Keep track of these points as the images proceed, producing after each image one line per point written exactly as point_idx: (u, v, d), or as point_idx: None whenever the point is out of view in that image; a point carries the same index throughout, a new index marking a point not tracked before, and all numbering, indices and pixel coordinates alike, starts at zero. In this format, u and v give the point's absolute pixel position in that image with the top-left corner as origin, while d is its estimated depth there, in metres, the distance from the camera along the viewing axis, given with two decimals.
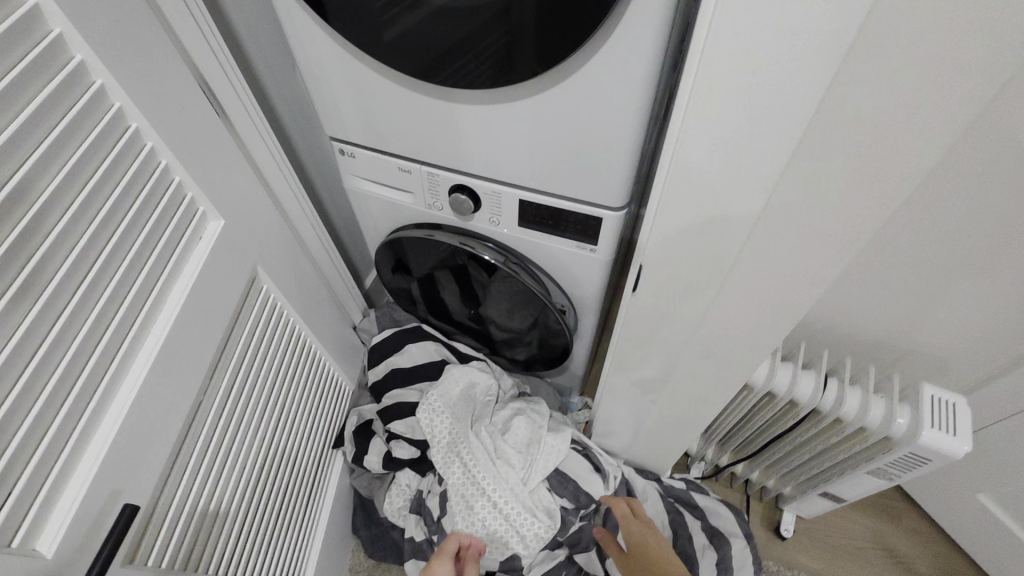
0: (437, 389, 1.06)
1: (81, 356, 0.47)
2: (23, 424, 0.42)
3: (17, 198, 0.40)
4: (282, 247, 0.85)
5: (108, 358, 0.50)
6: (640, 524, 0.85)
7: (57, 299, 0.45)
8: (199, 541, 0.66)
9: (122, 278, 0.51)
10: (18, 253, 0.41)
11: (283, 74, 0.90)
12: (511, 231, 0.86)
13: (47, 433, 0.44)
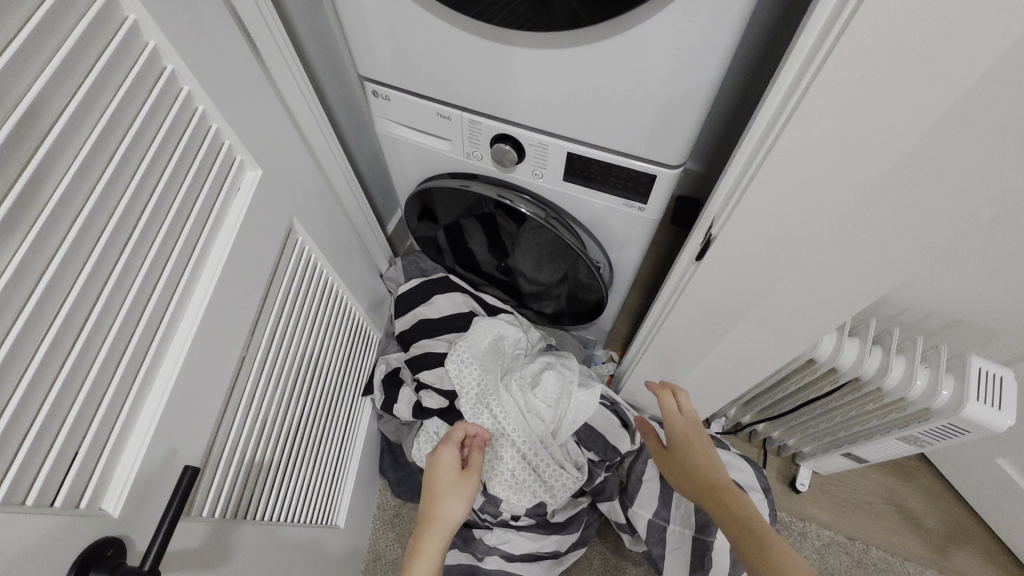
0: (465, 340, 1.05)
1: (133, 318, 0.45)
2: (83, 389, 0.41)
3: (54, 157, 0.37)
4: (314, 195, 0.82)
5: (158, 317, 0.48)
6: (688, 425, 0.83)
7: (104, 262, 0.42)
8: (247, 488, 0.67)
9: (166, 236, 0.49)
10: (61, 215, 0.38)
11: (310, 5, 0.83)
12: (554, 185, 0.82)
13: (106, 396, 0.43)
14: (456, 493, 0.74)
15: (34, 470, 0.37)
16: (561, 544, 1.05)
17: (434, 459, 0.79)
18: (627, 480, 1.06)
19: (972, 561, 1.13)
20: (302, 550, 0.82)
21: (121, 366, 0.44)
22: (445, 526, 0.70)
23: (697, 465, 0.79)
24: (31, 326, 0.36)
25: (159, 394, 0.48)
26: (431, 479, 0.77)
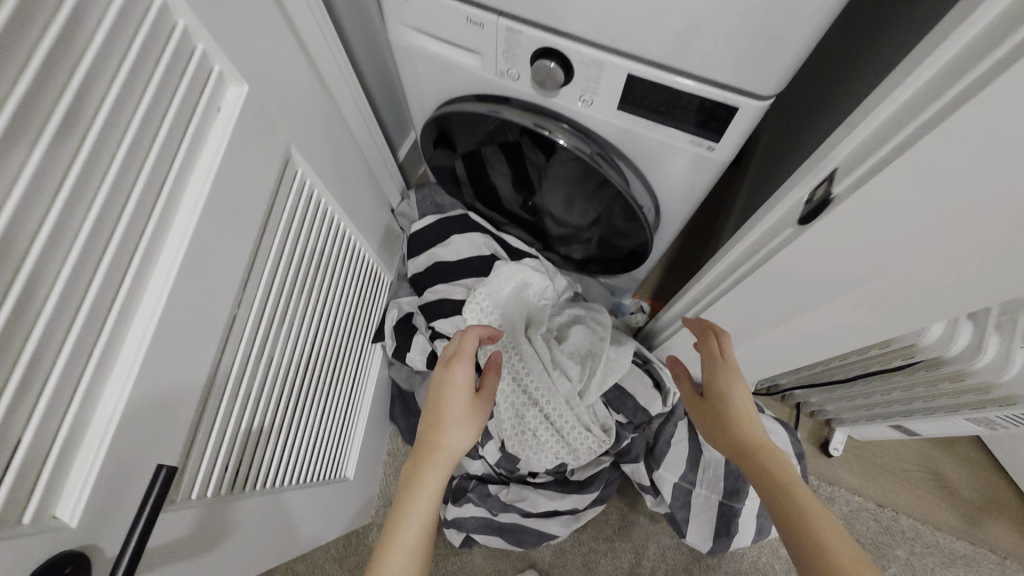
0: (486, 286, 0.94)
1: (76, 290, 0.34)
2: (12, 381, 0.31)
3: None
4: (317, 117, 0.68)
5: (117, 278, 0.38)
6: (730, 376, 0.72)
7: (24, 219, 0.30)
8: (245, 459, 0.59)
9: (118, 178, 0.36)
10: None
11: None
12: (604, 115, 0.67)
13: (48, 387, 0.33)
14: (464, 427, 0.66)
15: None
16: (579, 502, 1.00)
17: (446, 379, 0.68)
18: (654, 442, 0.98)
19: (1004, 534, 1.08)
20: (308, 510, 0.76)
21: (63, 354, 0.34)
22: (447, 462, 0.64)
23: (734, 420, 0.71)
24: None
25: (118, 383, 0.38)
26: (439, 399, 0.68)
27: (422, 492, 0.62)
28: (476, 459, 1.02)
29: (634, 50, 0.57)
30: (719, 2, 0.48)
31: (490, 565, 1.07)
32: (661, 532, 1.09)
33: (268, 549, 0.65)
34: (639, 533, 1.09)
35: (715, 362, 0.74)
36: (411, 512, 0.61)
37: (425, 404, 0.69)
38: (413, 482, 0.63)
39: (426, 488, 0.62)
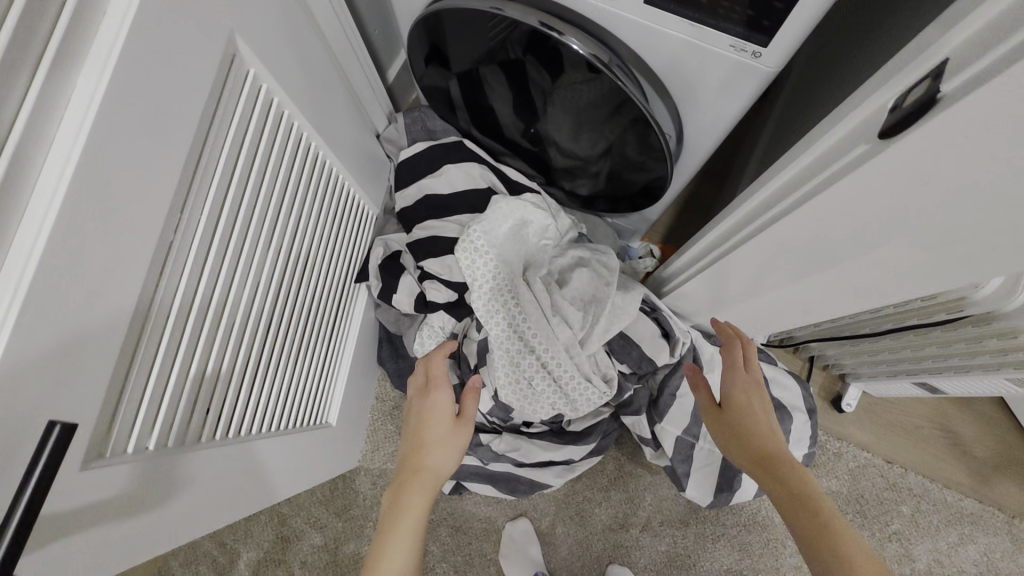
0: (481, 223, 0.84)
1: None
2: None
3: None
4: (276, 8, 0.56)
5: None
6: (751, 385, 0.67)
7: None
8: (202, 407, 0.52)
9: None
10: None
11: None
12: (628, 12, 0.56)
13: None
14: (445, 443, 0.63)
15: None
16: (575, 453, 0.96)
17: (425, 402, 0.66)
18: (657, 392, 0.92)
19: (1015, 493, 1.04)
20: (282, 461, 0.70)
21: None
22: (433, 483, 0.61)
23: (754, 431, 0.64)
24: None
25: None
26: (418, 425, 0.65)
27: (407, 516, 0.58)
28: None
29: None
30: None
31: (480, 512, 1.04)
32: (658, 484, 1.05)
33: (234, 502, 0.59)
34: (636, 484, 1.05)
35: (737, 368, 0.68)
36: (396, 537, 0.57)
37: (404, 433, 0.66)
38: (396, 508, 0.59)
39: (410, 511, 0.58)
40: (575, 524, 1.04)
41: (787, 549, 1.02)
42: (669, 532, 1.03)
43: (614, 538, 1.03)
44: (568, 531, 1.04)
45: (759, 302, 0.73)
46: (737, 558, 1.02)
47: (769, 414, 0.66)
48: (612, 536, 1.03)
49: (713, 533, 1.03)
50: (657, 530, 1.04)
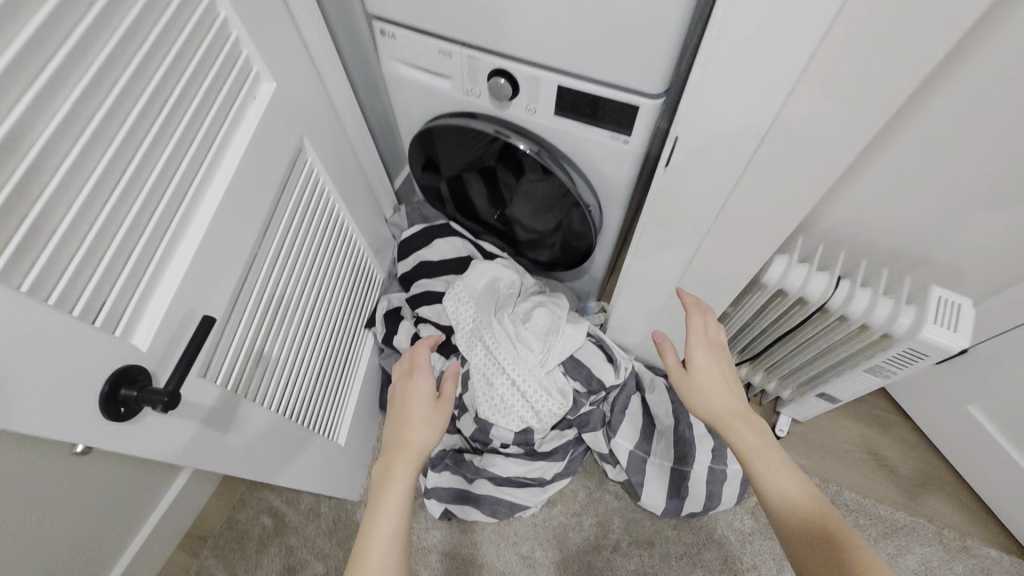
0: (463, 280, 1.12)
1: (153, 202, 0.52)
2: (123, 226, 0.49)
3: (91, 37, 0.44)
4: (325, 127, 0.88)
5: (187, 184, 0.56)
6: (713, 348, 0.82)
7: (129, 142, 0.48)
8: (254, 377, 0.74)
9: (183, 135, 0.55)
10: (94, 91, 0.45)
11: None
12: (546, 121, 0.87)
13: (140, 241, 0.51)
14: (427, 419, 0.73)
15: (86, 281, 0.46)
16: (545, 471, 1.12)
17: (409, 384, 0.76)
18: (610, 416, 1.10)
19: (942, 507, 1.17)
20: (301, 450, 0.89)
21: (147, 236, 0.51)
22: (416, 456, 0.70)
23: (714, 388, 0.80)
24: (62, 185, 0.42)
25: (173, 272, 0.55)
26: (403, 407, 0.75)
27: (394, 486, 0.67)
28: (453, 433, 1.17)
29: (557, 66, 0.77)
30: (605, 29, 0.68)
31: (467, 538, 1.16)
32: (625, 508, 1.19)
33: (270, 460, 0.79)
34: (605, 507, 1.19)
35: (700, 331, 0.83)
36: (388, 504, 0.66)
37: (390, 415, 0.76)
38: (385, 482, 0.67)
39: (398, 483, 0.67)
40: (552, 547, 1.15)
41: (745, 564, 1.13)
42: (636, 552, 1.15)
43: (587, 559, 1.14)
44: (546, 554, 1.15)
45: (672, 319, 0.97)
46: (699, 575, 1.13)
47: (729, 371, 0.81)
48: (586, 557, 1.14)
49: (676, 552, 1.15)
50: (626, 551, 1.15)
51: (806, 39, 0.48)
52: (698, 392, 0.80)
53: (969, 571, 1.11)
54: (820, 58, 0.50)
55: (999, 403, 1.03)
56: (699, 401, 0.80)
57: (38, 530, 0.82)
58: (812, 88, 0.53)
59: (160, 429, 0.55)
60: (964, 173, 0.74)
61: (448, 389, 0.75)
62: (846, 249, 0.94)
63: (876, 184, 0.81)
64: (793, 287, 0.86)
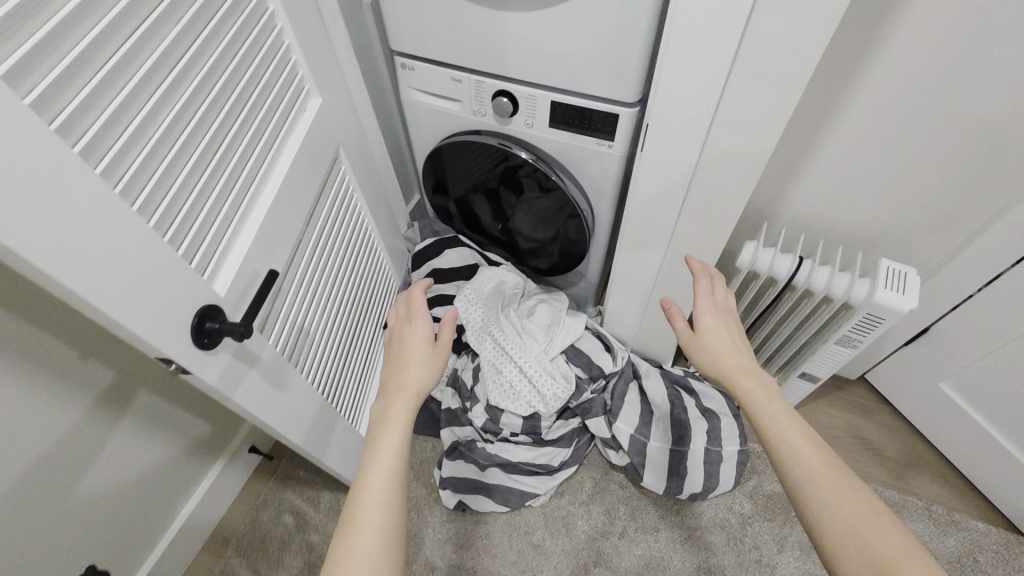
0: (472, 284, 1.20)
1: (231, 179, 0.66)
2: (212, 194, 0.62)
3: (202, 48, 0.59)
4: (356, 142, 1.03)
5: (256, 169, 0.70)
6: (720, 311, 0.79)
7: (221, 128, 0.63)
8: (294, 347, 0.85)
9: (255, 130, 0.69)
10: (202, 86, 0.59)
11: (358, 16, 1.03)
12: (542, 133, 1.03)
13: (223, 207, 0.64)
14: (426, 361, 0.79)
15: (187, 231, 0.58)
16: (552, 457, 1.21)
17: (408, 328, 0.82)
18: (610, 403, 1.20)
19: (928, 485, 1.25)
20: (328, 425, 0.98)
21: (228, 204, 0.65)
22: (416, 391, 0.76)
23: (723, 349, 0.75)
24: (178, 154, 0.56)
25: (245, 237, 0.68)
26: (402, 348, 0.82)
27: (394, 417, 0.73)
28: (466, 425, 1.24)
29: (550, 84, 0.94)
30: (586, 52, 0.85)
31: (479, 529, 1.21)
32: (630, 496, 1.25)
33: (308, 429, 0.89)
34: (610, 496, 1.25)
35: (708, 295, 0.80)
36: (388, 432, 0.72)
37: (389, 356, 0.82)
38: (386, 414, 0.73)
39: (398, 414, 0.73)
40: (562, 536, 1.20)
41: (747, 544, 1.18)
42: (643, 538, 1.19)
43: (596, 546, 1.18)
44: (556, 542, 1.19)
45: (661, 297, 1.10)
46: (704, 557, 1.17)
47: (738, 334, 0.77)
48: (596, 544, 1.19)
49: (680, 536, 1.19)
50: (633, 536, 1.19)
51: (725, 48, 0.63)
52: (706, 354, 0.76)
53: (960, 544, 1.16)
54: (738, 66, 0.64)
55: (963, 375, 1.13)
56: (706, 363, 0.76)
57: (87, 498, 0.92)
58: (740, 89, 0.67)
59: (230, 368, 0.66)
60: (885, 152, 0.90)
61: (445, 331, 0.81)
62: (805, 231, 1.09)
63: (821, 169, 0.97)
64: (762, 267, 1.00)
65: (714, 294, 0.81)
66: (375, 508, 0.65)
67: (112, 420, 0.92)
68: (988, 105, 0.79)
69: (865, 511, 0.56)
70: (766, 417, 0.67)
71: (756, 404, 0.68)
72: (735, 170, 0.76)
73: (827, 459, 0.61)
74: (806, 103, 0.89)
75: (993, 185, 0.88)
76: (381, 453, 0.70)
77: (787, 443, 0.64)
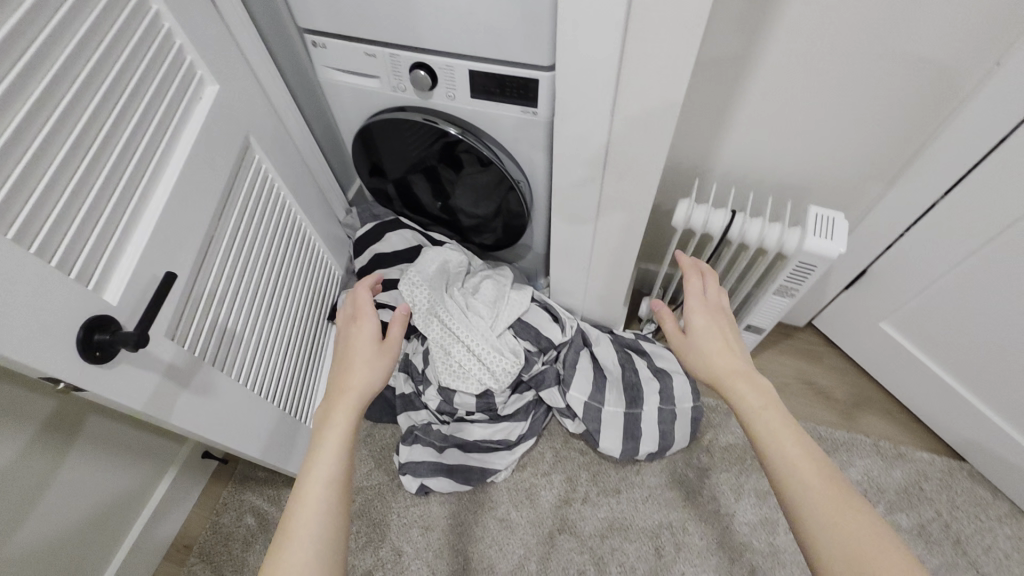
0: (415, 266, 1.17)
1: (113, 180, 0.61)
2: (89, 198, 0.58)
3: (56, 38, 0.53)
4: (271, 130, 0.98)
5: (144, 167, 0.66)
6: (711, 311, 0.78)
7: (93, 125, 0.58)
8: (221, 351, 0.83)
9: (137, 125, 0.64)
10: (62, 79, 0.54)
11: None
12: (464, 104, 1.00)
13: (107, 209, 0.60)
14: (375, 360, 0.75)
15: (59, 240, 0.54)
16: (510, 433, 1.21)
17: (352, 327, 0.77)
18: (563, 373, 1.20)
19: (876, 422, 1.29)
20: (272, 423, 0.96)
21: (112, 206, 0.61)
22: (359, 395, 0.71)
23: (714, 349, 0.74)
24: (39, 158, 0.52)
25: (137, 239, 0.64)
26: (347, 349, 0.76)
27: (334, 428, 0.67)
28: (421, 409, 1.24)
29: (466, 53, 0.90)
30: (495, 15, 0.82)
31: (443, 510, 1.21)
32: (590, 461, 1.26)
33: (247, 432, 0.87)
34: (572, 464, 1.26)
35: (698, 294, 0.80)
36: (323, 449, 0.66)
37: (333, 358, 0.77)
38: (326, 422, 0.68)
39: (338, 422, 0.68)
40: (527, 507, 1.21)
41: (705, 497, 1.21)
42: (605, 501, 1.21)
43: (561, 513, 1.20)
44: (521, 515, 1.20)
45: (600, 264, 1.10)
46: (666, 513, 1.19)
47: (731, 334, 0.76)
48: (560, 511, 1.20)
49: (642, 495, 1.22)
50: (595, 500, 1.21)
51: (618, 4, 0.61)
52: (696, 354, 0.75)
53: (907, 475, 1.22)
54: (636, 20, 0.62)
55: (900, 314, 1.16)
56: (696, 363, 0.75)
57: (43, 526, 0.88)
58: (641, 45, 0.65)
59: (136, 379, 0.63)
60: (807, 98, 0.90)
61: (396, 328, 0.77)
62: (737, 184, 1.10)
63: (747, 120, 0.97)
64: (697, 225, 0.99)
65: (706, 294, 0.80)
66: (308, 534, 0.59)
67: (59, 451, 0.88)
68: (904, 40, 0.79)
69: (862, 526, 0.53)
70: (756, 422, 0.65)
71: (748, 407, 0.67)
72: (652, 127, 0.75)
73: (821, 467, 0.59)
74: (727, 53, 0.87)
75: (914, 122, 0.89)
76: (318, 466, 0.64)
77: (779, 450, 0.61)
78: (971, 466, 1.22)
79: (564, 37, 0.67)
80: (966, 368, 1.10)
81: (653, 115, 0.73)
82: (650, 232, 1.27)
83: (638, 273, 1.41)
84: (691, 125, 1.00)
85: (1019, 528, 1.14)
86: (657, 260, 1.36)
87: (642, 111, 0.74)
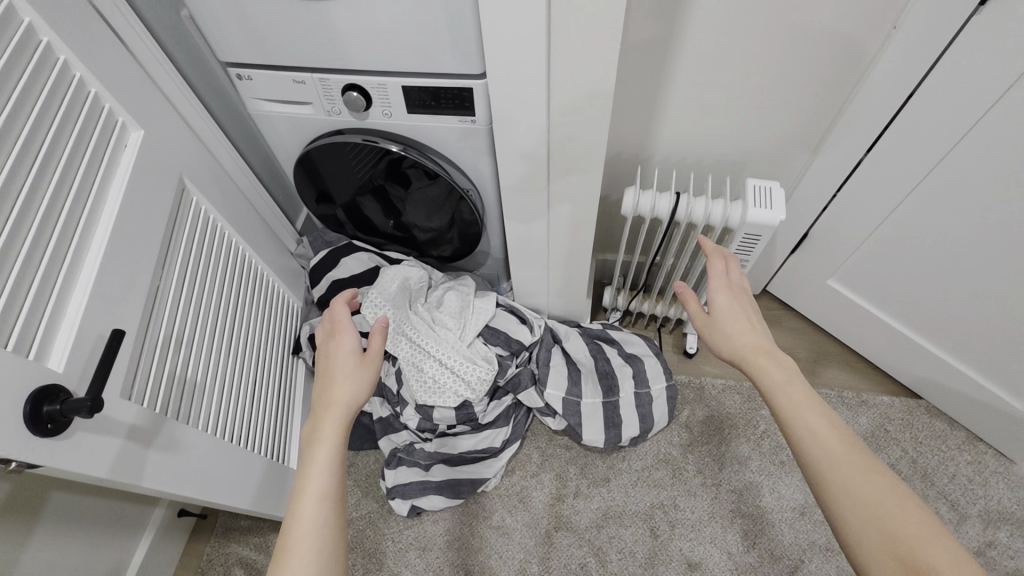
0: (375, 287, 1.17)
1: (41, 241, 0.58)
2: (18, 260, 0.55)
3: None
4: (206, 169, 0.95)
5: (74, 222, 0.63)
6: (734, 291, 0.79)
7: (11, 186, 0.55)
8: (184, 403, 0.80)
9: (59, 181, 0.62)
10: None
11: (183, 39, 0.91)
12: (402, 120, 0.99)
13: (39, 274, 0.58)
14: (356, 376, 0.72)
15: None
16: (494, 440, 1.21)
17: (331, 344, 0.74)
18: (537, 372, 1.21)
19: (836, 374, 1.36)
20: (249, 468, 0.92)
21: (42, 270, 0.58)
22: (342, 412, 0.69)
23: (736, 328, 0.76)
24: None
25: (77, 299, 0.62)
26: (327, 367, 0.73)
27: (325, 455, 0.65)
28: (402, 430, 1.23)
29: (396, 69, 0.90)
30: (420, 28, 0.82)
31: (438, 527, 1.19)
32: (576, 455, 1.27)
33: (226, 481, 0.84)
34: (558, 460, 1.27)
35: (720, 275, 0.80)
36: (312, 477, 0.63)
37: (315, 376, 0.74)
38: (312, 444, 0.66)
39: (325, 443, 0.66)
40: (521, 510, 1.21)
41: (690, 472, 1.24)
42: (596, 492, 1.22)
43: (555, 511, 1.20)
44: (516, 519, 1.20)
45: (558, 260, 1.11)
46: (656, 494, 1.22)
47: (753, 313, 0.77)
48: (553, 509, 1.21)
49: (630, 480, 1.24)
50: (586, 493, 1.22)
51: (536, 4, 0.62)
52: (719, 332, 0.77)
53: (871, 420, 1.28)
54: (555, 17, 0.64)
55: (844, 270, 1.23)
56: (718, 342, 0.77)
57: None
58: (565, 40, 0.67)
59: (94, 445, 0.60)
60: (728, 77, 0.94)
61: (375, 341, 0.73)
62: (677, 167, 1.14)
63: (677, 105, 1.01)
64: (645, 211, 1.02)
65: (728, 274, 0.81)
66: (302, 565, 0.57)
67: (19, 533, 0.83)
68: (809, 14, 0.83)
69: (889, 494, 0.56)
70: (780, 397, 0.67)
71: (772, 384, 0.69)
72: (588, 121, 0.77)
73: (843, 437, 0.62)
74: (648, 42, 0.90)
75: (831, 89, 0.94)
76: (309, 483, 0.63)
77: (803, 423, 0.64)
78: (927, 402, 1.30)
79: (490, 42, 0.68)
80: (909, 311, 1.17)
81: (587, 107, 0.76)
82: (602, 223, 1.30)
83: (597, 264, 1.44)
84: (625, 114, 1.03)
85: (977, 453, 1.22)
86: (613, 249, 1.39)
87: (577, 107, 0.76)
